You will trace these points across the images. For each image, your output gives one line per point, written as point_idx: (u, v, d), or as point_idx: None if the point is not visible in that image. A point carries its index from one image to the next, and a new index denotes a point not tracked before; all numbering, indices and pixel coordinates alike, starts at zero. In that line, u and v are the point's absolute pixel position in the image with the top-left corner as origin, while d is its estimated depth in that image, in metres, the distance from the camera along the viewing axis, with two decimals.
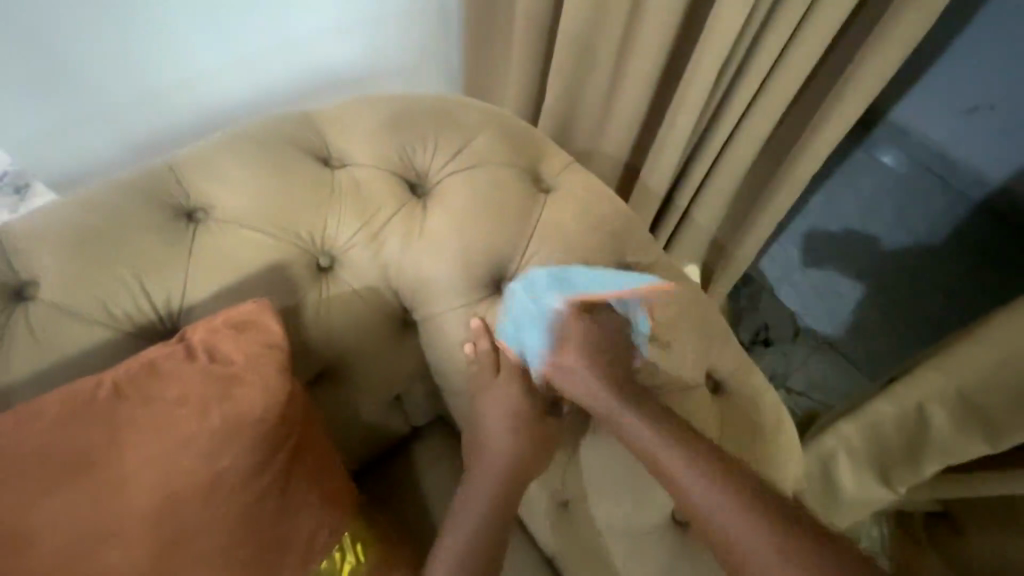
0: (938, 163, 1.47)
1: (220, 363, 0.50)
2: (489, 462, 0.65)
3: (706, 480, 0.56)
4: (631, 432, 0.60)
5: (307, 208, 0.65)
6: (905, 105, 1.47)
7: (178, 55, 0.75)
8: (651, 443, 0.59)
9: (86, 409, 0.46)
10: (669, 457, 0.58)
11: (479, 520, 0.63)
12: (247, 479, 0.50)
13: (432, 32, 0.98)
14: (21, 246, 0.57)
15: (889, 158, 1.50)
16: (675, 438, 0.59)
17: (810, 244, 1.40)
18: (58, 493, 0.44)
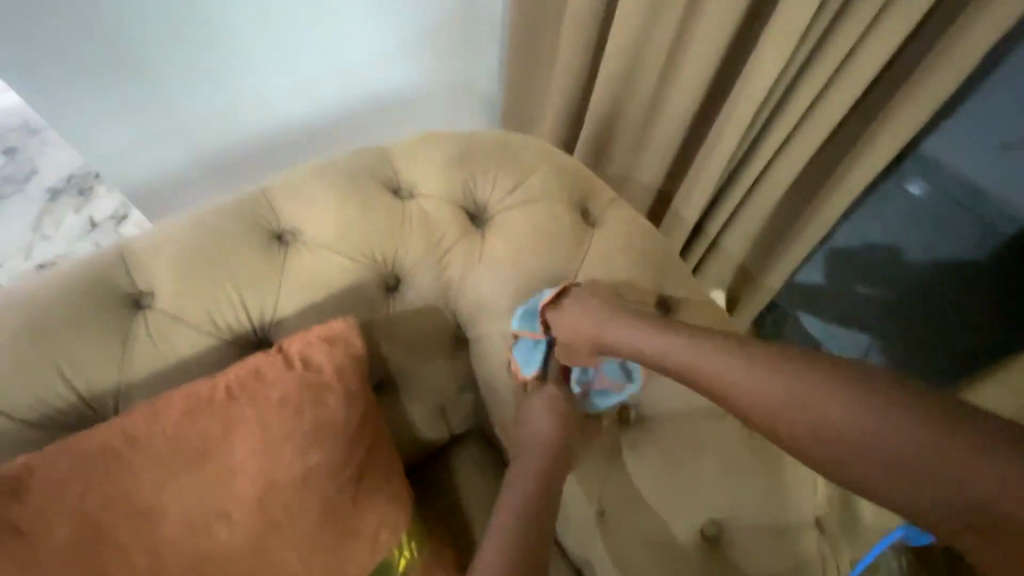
0: (967, 194, 1.15)
1: (313, 371, 0.57)
2: (530, 439, 0.71)
3: (797, 388, 0.54)
4: (702, 371, 0.60)
5: (382, 234, 0.73)
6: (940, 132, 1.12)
7: (237, 81, 0.95)
8: (727, 379, 0.58)
9: (206, 406, 0.53)
10: (747, 383, 0.57)
11: (523, 494, 0.66)
12: (333, 474, 0.57)
13: (459, 63, 1.16)
14: (140, 260, 0.65)
15: (917, 187, 1.19)
16: (748, 365, 0.57)
17: (822, 279, 1.36)
18: (181, 477, 0.51)
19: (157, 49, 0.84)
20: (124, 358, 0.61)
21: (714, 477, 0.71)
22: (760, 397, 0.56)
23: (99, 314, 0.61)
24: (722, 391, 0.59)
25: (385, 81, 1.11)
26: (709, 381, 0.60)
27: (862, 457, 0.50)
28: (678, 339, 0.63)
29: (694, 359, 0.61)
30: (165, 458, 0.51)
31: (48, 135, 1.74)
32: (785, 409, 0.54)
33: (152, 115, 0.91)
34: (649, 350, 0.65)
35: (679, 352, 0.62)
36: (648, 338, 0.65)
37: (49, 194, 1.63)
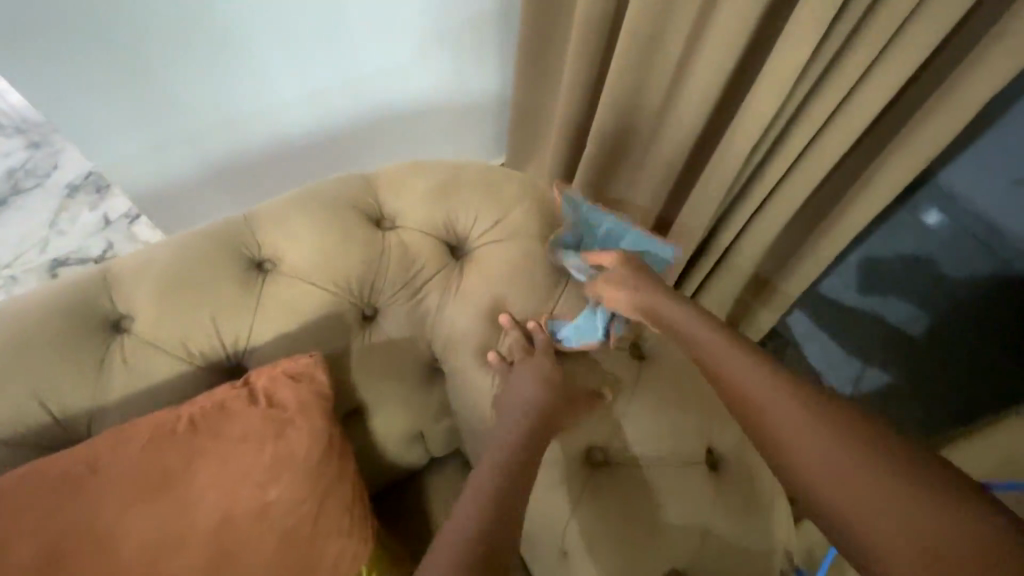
0: (987, 230, 0.96)
1: (275, 408, 0.59)
2: (517, 395, 0.69)
3: (801, 419, 0.57)
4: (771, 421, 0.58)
5: (361, 265, 0.74)
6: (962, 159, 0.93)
7: (235, 99, 1.06)
8: (795, 439, 0.56)
9: (169, 438, 0.55)
10: (821, 450, 0.55)
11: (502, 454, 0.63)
12: (292, 509, 0.58)
13: (449, 75, 1.26)
14: (121, 284, 0.67)
15: (931, 219, 1.02)
16: (757, 376, 0.61)
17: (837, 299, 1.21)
18: (140, 507, 0.53)
19: (167, 64, 0.95)
20: (100, 382, 0.63)
21: (679, 523, 0.71)
22: (831, 467, 0.54)
23: (79, 337, 0.63)
24: (787, 451, 0.56)
25: (394, 95, 1.24)
26: (773, 432, 0.58)
27: (927, 562, 0.47)
28: (756, 376, 0.61)
29: (772, 398, 0.59)
30: (125, 488, 0.53)
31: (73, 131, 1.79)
32: (813, 440, 0.56)
33: (162, 130, 1.04)
34: (726, 376, 0.63)
35: (755, 391, 0.60)
36: (726, 361, 0.63)
37: (67, 190, 1.67)
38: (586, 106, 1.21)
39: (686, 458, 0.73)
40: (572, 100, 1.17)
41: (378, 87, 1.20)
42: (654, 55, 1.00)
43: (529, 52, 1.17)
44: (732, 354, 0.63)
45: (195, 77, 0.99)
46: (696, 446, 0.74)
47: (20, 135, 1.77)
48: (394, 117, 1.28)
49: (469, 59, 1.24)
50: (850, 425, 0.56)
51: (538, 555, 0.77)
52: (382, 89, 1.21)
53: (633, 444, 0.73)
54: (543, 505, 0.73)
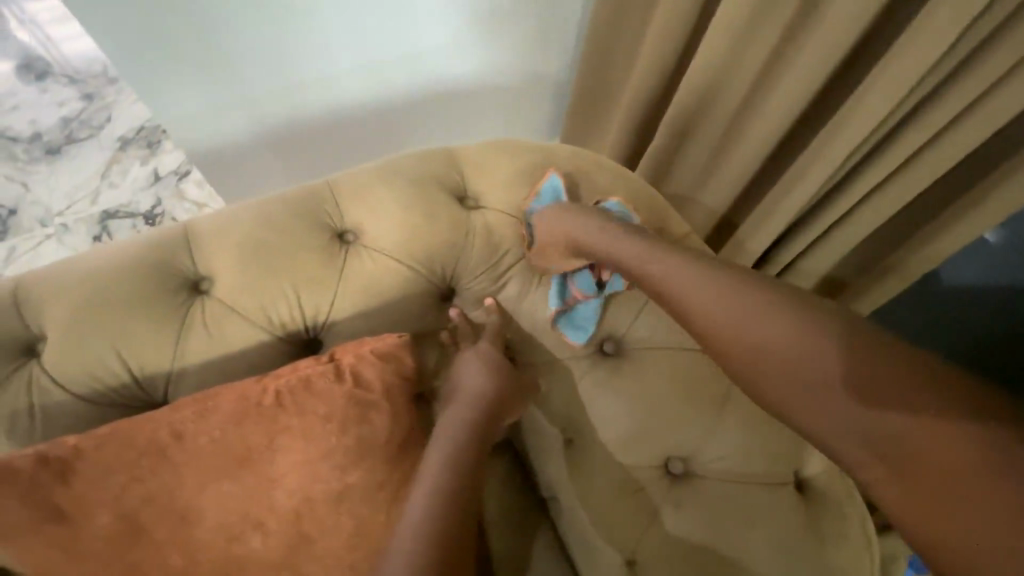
0: None
1: (363, 389, 0.55)
2: (461, 389, 0.64)
3: (780, 337, 0.54)
4: (761, 373, 0.55)
5: (441, 244, 0.70)
6: None
7: (298, 58, 1.02)
8: (790, 384, 0.53)
9: (254, 412, 0.52)
10: (798, 376, 0.53)
11: (450, 443, 0.60)
12: (369, 495, 0.55)
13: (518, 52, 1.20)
14: (204, 244, 0.65)
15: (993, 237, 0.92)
16: (732, 300, 0.57)
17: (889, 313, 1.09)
18: (221, 481, 0.50)
19: (236, 25, 0.92)
20: (178, 344, 0.60)
21: (766, 550, 0.66)
22: (821, 405, 0.52)
23: (160, 296, 0.61)
24: (781, 395, 0.54)
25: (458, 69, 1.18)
26: (763, 380, 0.55)
27: (893, 476, 0.48)
28: (747, 322, 0.56)
29: (767, 349, 0.54)
30: (207, 460, 0.50)
31: (123, 85, 1.78)
32: (791, 360, 0.53)
33: (226, 85, 1.00)
34: (711, 322, 0.58)
35: (746, 341, 0.56)
36: (714, 309, 0.58)
37: (120, 143, 1.67)
38: (660, 94, 1.14)
39: (775, 479, 0.69)
40: (648, 87, 1.11)
41: (445, 59, 1.15)
42: (749, 44, 0.93)
43: (606, 33, 1.11)
44: (728, 303, 0.57)
45: (261, 39, 0.96)
46: (785, 469, 0.69)
47: (76, 85, 1.77)
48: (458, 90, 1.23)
49: (541, 35, 1.18)
50: (831, 345, 0.52)
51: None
52: (449, 62, 1.16)
53: (716, 459, 0.69)
54: (608, 511, 0.70)
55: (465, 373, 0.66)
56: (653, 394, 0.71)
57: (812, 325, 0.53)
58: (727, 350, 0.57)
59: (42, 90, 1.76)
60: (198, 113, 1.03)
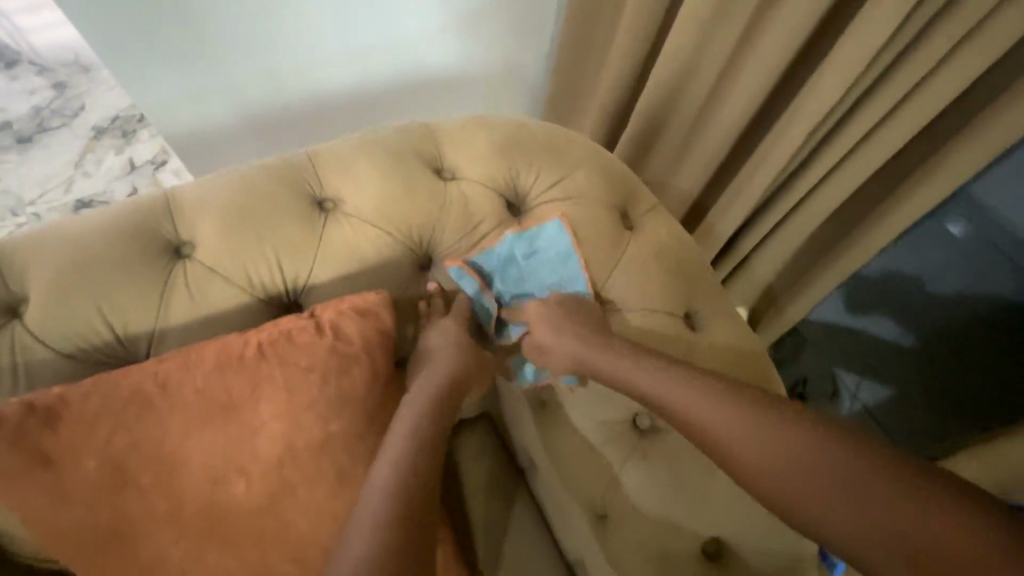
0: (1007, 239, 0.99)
1: (343, 342, 0.58)
2: (432, 370, 0.66)
3: (750, 430, 0.55)
4: (769, 480, 0.53)
5: (420, 214, 0.72)
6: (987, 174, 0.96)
7: (277, 42, 1.03)
8: (799, 486, 0.51)
9: (236, 362, 0.54)
10: (778, 469, 0.53)
11: (429, 403, 0.62)
12: (350, 445, 0.58)
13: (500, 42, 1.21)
14: (186, 211, 0.67)
15: (956, 228, 1.03)
16: (703, 391, 0.59)
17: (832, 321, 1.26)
18: (206, 428, 0.53)
19: (217, 5, 0.93)
20: (161, 305, 0.62)
21: (724, 498, 0.70)
22: (829, 506, 0.49)
23: (143, 259, 0.63)
24: (796, 502, 0.51)
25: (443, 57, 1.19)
26: (775, 489, 0.53)
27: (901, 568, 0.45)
28: (744, 425, 0.56)
29: (770, 456, 0.53)
30: (191, 408, 0.52)
31: (96, 74, 1.76)
32: (766, 453, 0.54)
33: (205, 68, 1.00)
34: (689, 416, 0.59)
35: (748, 446, 0.55)
36: (711, 415, 0.58)
37: (93, 132, 1.66)
38: (633, 84, 1.17)
39: None
40: (621, 75, 1.13)
41: (426, 48, 1.16)
42: (715, 33, 0.97)
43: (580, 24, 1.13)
44: (699, 400, 0.59)
45: (240, 21, 0.97)
46: None
47: (47, 75, 1.75)
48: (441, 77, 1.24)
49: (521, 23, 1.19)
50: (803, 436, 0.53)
51: (578, 534, 0.77)
52: (429, 50, 1.17)
53: None
54: (576, 474, 0.75)
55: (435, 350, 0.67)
56: None
57: (782, 421, 0.55)
58: (705, 432, 0.58)
59: (12, 80, 1.74)
60: (178, 98, 1.03)
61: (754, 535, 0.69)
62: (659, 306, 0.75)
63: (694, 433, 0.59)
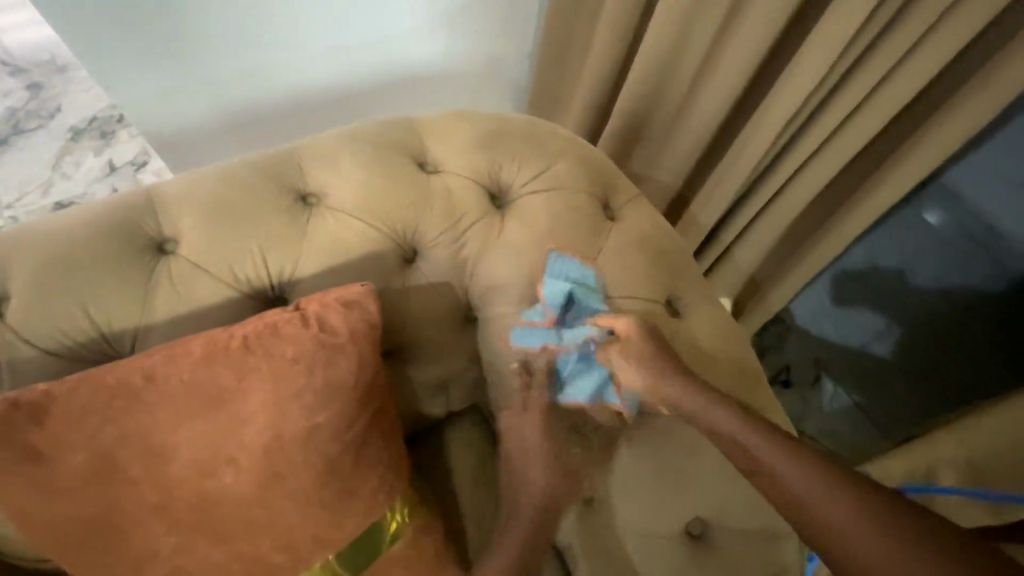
0: (980, 230, 1.10)
1: (329, 334, 0.58)
2: (528, 437, 0.74)
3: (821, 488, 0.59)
4: (821, 519, 0.58)
5: (404, 206, 0.73)
6: (961, 166, 1.05)
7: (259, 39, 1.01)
8: (855, 535, 0.55)
9: (222, 355, 0.55)
10: (846, 531, 0.56)
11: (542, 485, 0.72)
12: (339, 434, 0.58)
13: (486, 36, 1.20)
14: (168, 207, 0.67)
15: (933, 217, 1.13)
16: (778, 447, 0.63)
17: (817, 316, 1.32)
18: (195, 420, 0.53)
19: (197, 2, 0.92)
20: (145, 300, 0.62)
21: (701, 477, 0.74)
22: (870, 548, 0.54)
23: (127, 255, 0.63)
24: (844, 547, 0.56)
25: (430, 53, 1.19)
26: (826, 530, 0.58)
27: None
28: (819, 486, 0.59)
29: (820, 499, 0.58)
30: (179, 401, 0.53)
31: (71, 74, 1.73)
32: (837, 514, 0.57)
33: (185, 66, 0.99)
34: (758, 461, 0.63)
35: (822, 505, 0.58)
36: (771, 459, 0.62)
37: (70, 133, 1.63)
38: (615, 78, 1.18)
39: None
40: (602, 70, 1.14)
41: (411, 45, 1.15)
42: (694, 27, 0.98)
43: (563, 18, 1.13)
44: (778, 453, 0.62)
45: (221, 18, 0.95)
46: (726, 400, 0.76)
47: (21, 76, 1.72)
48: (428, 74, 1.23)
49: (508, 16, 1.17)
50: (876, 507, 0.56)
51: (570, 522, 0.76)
52: (414, 47, 1.16)
53: None
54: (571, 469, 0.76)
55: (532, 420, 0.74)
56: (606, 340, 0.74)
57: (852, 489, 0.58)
58: (776, 481, 0.61)
59: None
60: (159, 95, 1.02)
61: (732, 513, 0.73)
62: (640, 294, 0.76)
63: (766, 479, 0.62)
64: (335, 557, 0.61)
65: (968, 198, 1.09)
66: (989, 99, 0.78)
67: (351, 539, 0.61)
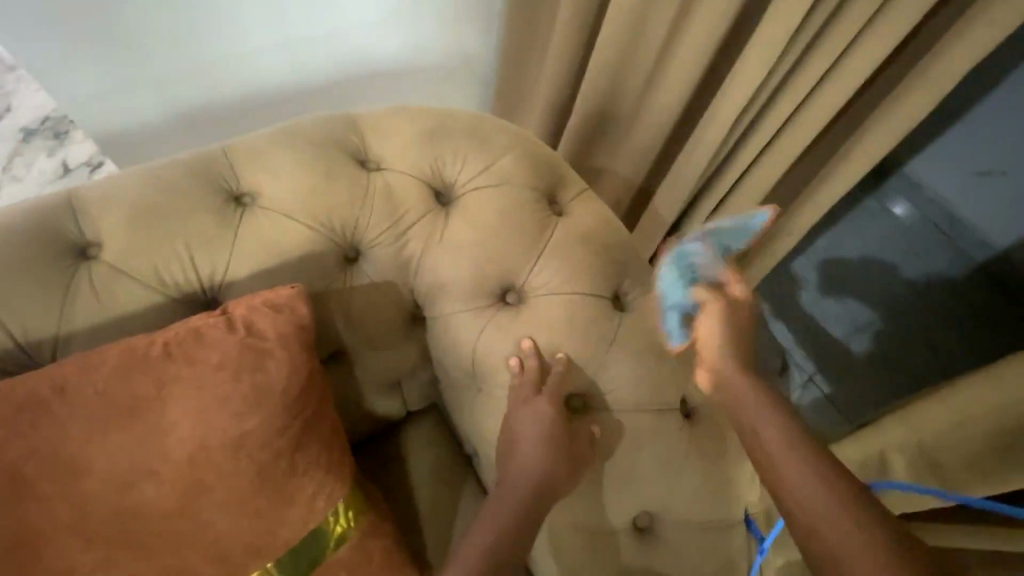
0: (942, 218, 1.29)
1: (256, 337, 0.57)
2: (524, 428, 0.70)
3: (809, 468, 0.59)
4: (836, 537, 0.54)
5: (343, 205, 0.72)
6: (924, 158, 1.28)
7: (197, 35, 0.94)
8: (814, 495, 0.57)
9: (142, 362, 0.53)
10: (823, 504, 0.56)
11: (534, 476, 0.67)
12: (269, 441, 0.57)
13: (446, 29, 1.13)
14: (89, 210, 0.64)
15: (900, 209, 1.33)
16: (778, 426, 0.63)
17: (797, 286, 1.40)
18: (112, 430, 0.52)
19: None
20: (66, 307, 0.61)
21: (650, 474, 0.73)
22: (834, 523, 0.54)
23: (45, 261, 0.61)
24: (805, 504, 0.56)
25: (391, 47, 1.12)
26: (842, 555, 0.53)
27: None
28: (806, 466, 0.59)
29: (795, 465, 0.59)
30: (95, 411, 0.51)
31: (22, 73, 1.67)
32: (816, 490, 0.57)
33: (119, 67, 0.91)
34: (757, 439, 0.64)
35: (808, 488, 0.57)
36: (795, 469, 0.59)
37: (22, 134, 1.57)
38: (577, 72, 1.15)
39: (658, 406, 0.74)
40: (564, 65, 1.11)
41: (368, 45, 1.09)
42: (646, 21, 0.97)
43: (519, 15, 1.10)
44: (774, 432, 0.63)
45: (156, 13, 0.88)
46: (676, 395, 0.75)
47: None
48: (387, 71, 1.16)
49: (468, 13, 1.12)
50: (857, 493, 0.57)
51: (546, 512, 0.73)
52: (374, 40, 1.09)
53: (611, 390, 0.74)
54: None
55: (521, 419, 0.70)
56: (551, 335, 0.74)
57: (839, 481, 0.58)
58: (769, 452, 0.62)
59: None
60: (94, 95, 0.93)
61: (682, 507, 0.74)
62: (588, 288, 0.75)
63: (762, 448, 0.62)
64: (272, 564, 0.58)
65: (927, 188, 1.29)
66: (929, 89, 0.79)
67: (291, 542, 0.59)
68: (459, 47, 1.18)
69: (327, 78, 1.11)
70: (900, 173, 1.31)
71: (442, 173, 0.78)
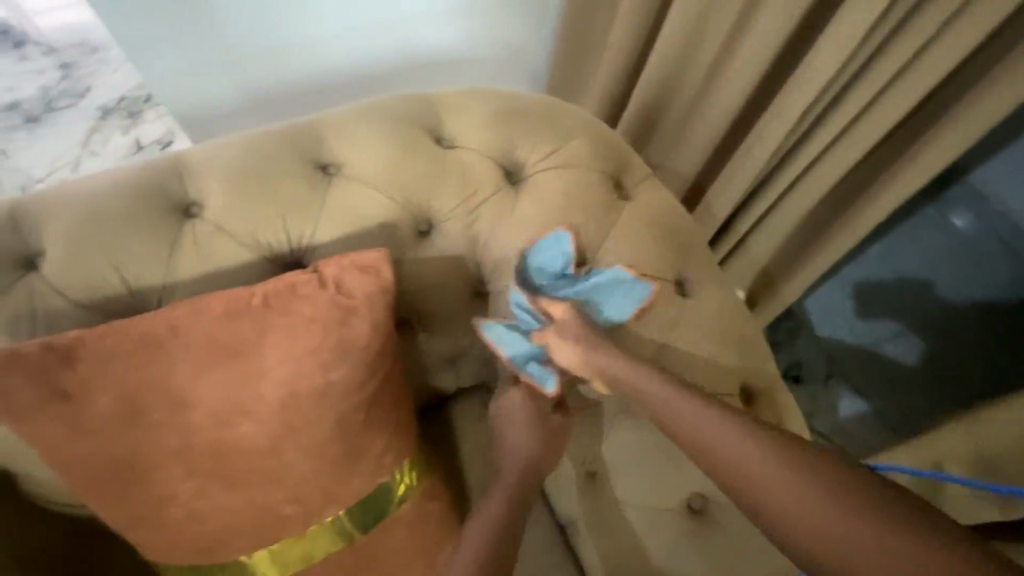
0: (1008, 229, 1.32)
1: (345, 295, 0.59)
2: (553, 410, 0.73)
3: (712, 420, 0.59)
4: (760, 482, 0.54)
5: (420, 179, 0.75)
6: (989, 167, 1.31)
7: (278, 16, 0.98)
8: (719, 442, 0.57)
9: (242, 311, 0.57)
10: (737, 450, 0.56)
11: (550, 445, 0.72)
12: (348, 394, 0.60)
13: (511, 17, 1.15)
14: (193, 172, 0.69)
15: (961, 220, 1.36)
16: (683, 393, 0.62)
17: (830, 312, 1.37)
18: (214, 370, 0.56)
19: None
20: (171, 259, 0.66)
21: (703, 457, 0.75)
22: (746, 464, 0.55)
23: (155, 215, 0.66)
24: (715, 453, 0.57)
25: (457, 35, 1.14)
26: (803, 532, 0.51)
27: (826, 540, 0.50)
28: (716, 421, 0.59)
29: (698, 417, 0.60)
30: (199, 353, 0.56)
31: (103, 55, 1.78)
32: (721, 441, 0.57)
33: (206, 44, 0.97)
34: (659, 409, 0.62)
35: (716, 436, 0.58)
36: (704, 424, 0.59)
37: (100, 111, 1.67)
38: (638, 62, 1.15)
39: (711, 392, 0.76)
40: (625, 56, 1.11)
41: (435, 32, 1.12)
42: (715, 13, 0.97)
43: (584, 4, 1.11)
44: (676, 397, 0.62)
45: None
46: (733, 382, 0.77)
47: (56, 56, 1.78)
48: (450, 59, 1.19)
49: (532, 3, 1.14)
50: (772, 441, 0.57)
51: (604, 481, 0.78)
52: (440, 27, 1.12)
53: None
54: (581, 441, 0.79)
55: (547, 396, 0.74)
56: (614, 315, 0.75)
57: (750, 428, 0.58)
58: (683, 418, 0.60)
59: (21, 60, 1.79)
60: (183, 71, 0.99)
61: None
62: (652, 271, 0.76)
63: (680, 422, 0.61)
64: (344, 510, 0.63)
65: (993, 198, 1.33)
66: (1012, 87, 0.77)
67: (360, 494, 0.63)
68: (522, 35, 1.20)
69: (393, 63, 1.15)
70: (964, 182, 1.35)
71: (512, 152, 0.80)
